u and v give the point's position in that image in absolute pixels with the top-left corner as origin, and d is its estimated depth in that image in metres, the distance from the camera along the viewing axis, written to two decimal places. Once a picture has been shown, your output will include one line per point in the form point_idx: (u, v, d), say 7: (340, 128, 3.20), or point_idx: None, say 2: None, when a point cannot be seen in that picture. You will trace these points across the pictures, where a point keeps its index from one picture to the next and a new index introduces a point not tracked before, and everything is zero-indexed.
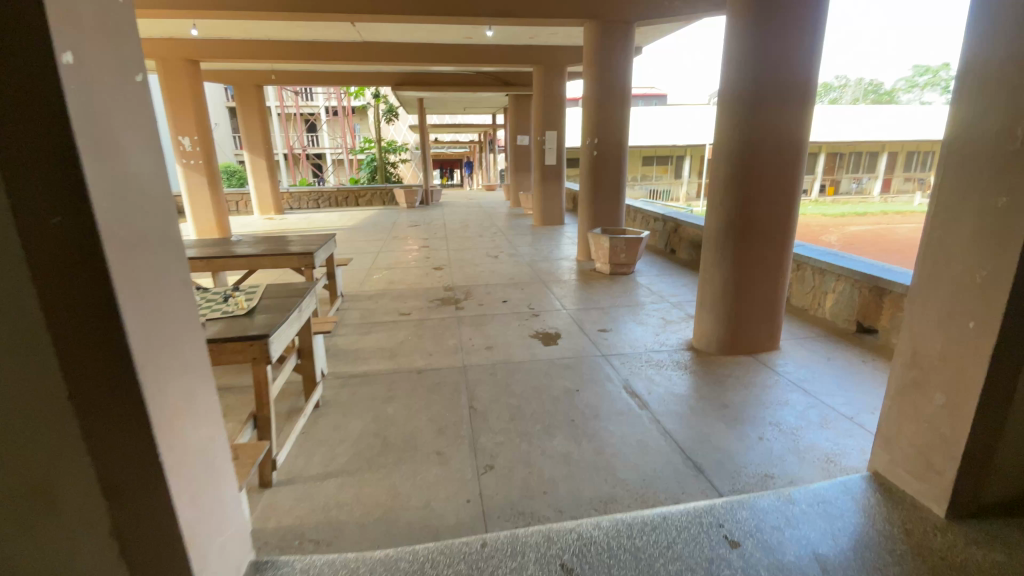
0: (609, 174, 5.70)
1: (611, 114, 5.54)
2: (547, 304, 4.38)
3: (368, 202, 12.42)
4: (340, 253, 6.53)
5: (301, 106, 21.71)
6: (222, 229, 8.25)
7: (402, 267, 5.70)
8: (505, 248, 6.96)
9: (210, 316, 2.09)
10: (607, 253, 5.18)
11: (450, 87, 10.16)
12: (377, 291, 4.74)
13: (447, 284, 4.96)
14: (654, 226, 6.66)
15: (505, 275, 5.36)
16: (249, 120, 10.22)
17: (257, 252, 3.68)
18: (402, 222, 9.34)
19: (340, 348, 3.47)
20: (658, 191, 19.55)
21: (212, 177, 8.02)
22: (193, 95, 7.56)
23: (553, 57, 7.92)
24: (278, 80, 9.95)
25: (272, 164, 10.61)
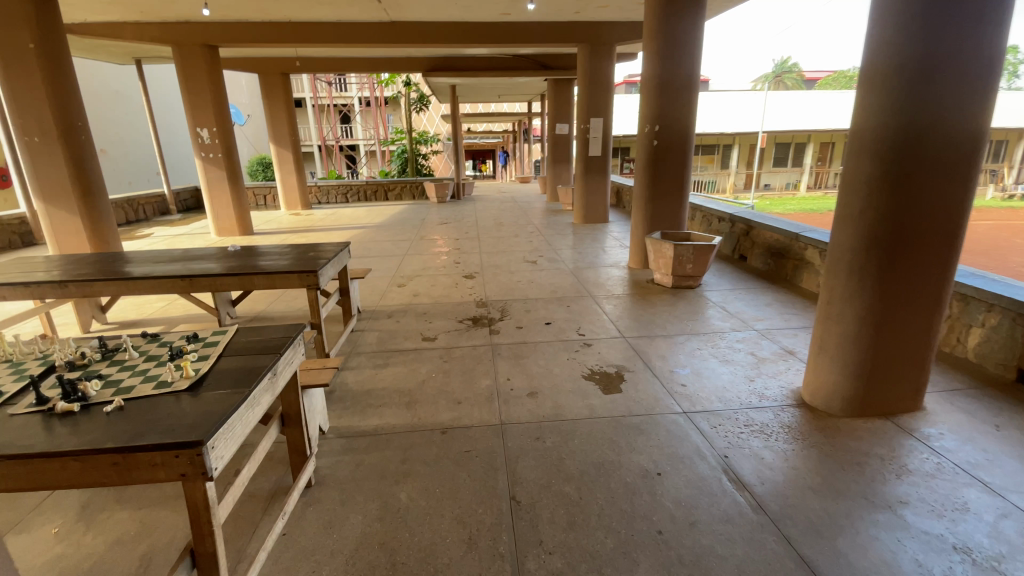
0: (671, 166, 4.83)
1: (676, 95, 4.68)
2: (601, 327, 3.59)
3: (397, 196, 11.82)
4: (363, 256, 5.91)
5: (334, 97, 21.39)
6: (243, 227, 7.78)
7: (430, 276, 4.99)
8: (546, 252, 6.16)
9: (132, 395, 1.42)
10: (670, 263, 4.34)
11: (484, 73, 9.37)
12: (398, 307, 4.05)
13: (480, 299, 4.22)
14: (718, 227, 5.74)
15: (547, 287, 4.59)
16: (275, 111, 9.76)
17: (254, 267, 3.01)
18: (432, 219, 8.67)
19: (348, 389, 2.79)
20: (703, 182, 18.24)
21: (232, 172, 7.54)
22: (213, 84, 7.06)
23: (601, 36, 7.03)
24: (304, 68, 9.40)
25: (298, 157, 10.11)
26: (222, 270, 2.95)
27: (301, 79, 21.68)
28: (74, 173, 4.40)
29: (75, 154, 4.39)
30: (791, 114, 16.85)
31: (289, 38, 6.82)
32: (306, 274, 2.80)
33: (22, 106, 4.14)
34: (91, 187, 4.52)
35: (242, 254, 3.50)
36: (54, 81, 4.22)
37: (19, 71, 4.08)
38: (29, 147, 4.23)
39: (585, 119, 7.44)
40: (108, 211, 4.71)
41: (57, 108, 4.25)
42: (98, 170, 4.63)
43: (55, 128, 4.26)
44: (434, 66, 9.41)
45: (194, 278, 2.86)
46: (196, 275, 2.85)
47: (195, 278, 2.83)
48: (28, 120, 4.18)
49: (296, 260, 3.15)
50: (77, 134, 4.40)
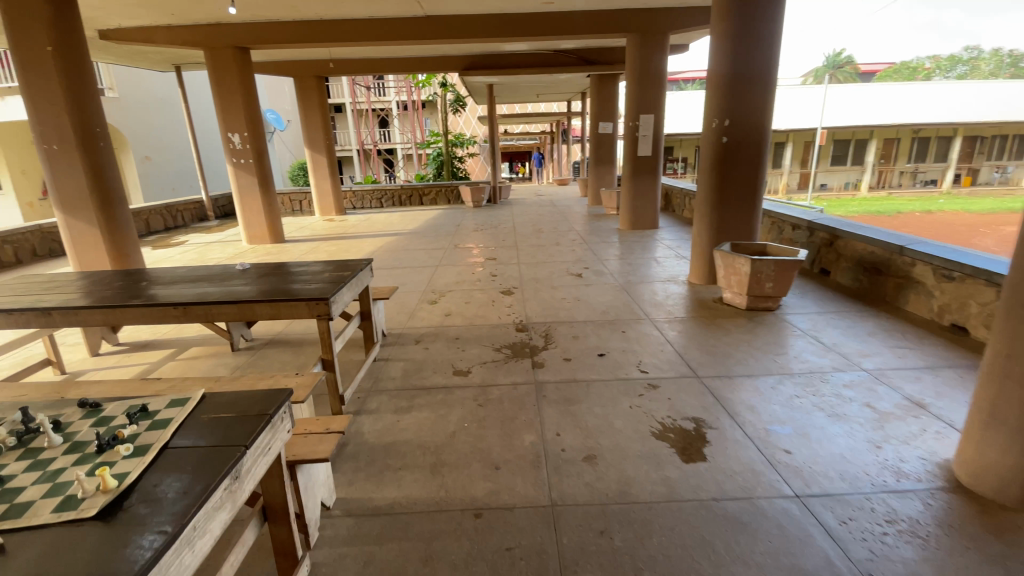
0: (743, 167, 4.15)
1: (751, 84, 4.03)
2: (667, 361, 2.98)
3: (432, 200, 11.47)
4: (394, 268, 5.48)
5: (373, 101, 21.41)
6: (274, 235, 7.51)
7: (464, 291, 4.49)
8: (591, 262, 5.57)
9: (22, 522, 0.93)
10: (746, 282, 3.69)
11: (524, 70, 8.86)
12: (428, 331, 3.57)
13: (519, 321, 3.68)
14: (794, 236, 5.01)
15: (597, 306, 4.00)
16: (310, 115, 9.57)
17: (260, 290, 2.56)
18: (467, 225, 8.23)
19: (364, 442, 2.30)
20: None
21: (264, 178, 7.29)
22: (244, 87, 6.82)
23: (653, 23, 6.38)
24: (338, 70, 9.14)
25: (332, 161, 9.87)
26: (223, 294, 2.50)
27: (340, 84, 21.82)
28: (92, 182, 4.11)
29: (94, 162, 4.10)
30: (852, 110, 15.61)
31: (321, 37, 6.48)
32: (314, 301, 2.33)
33: (40, 112, 3.88)
34: (110, 196, 4.23)
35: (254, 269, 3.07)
36: (72, 84, 3.92)
37: (37, 75, 3.81)
38: (47, 155, 3.98)
39: (634, 116, 6.80)
40: (130, 222, 4.42)
41: (76, 114, 3.96)
42: (120, 179, 4.34)
43: (73, 135, 3.97)
44: (471, 65, 8.97)
45: (189, 306, 2.42)
46: (190, 302, 2.40)
47: (189, 305, 2.39)
48: (47, 127, 3.92)
49: (309, 281, 2.69)
50: (96, 141, 4.10)
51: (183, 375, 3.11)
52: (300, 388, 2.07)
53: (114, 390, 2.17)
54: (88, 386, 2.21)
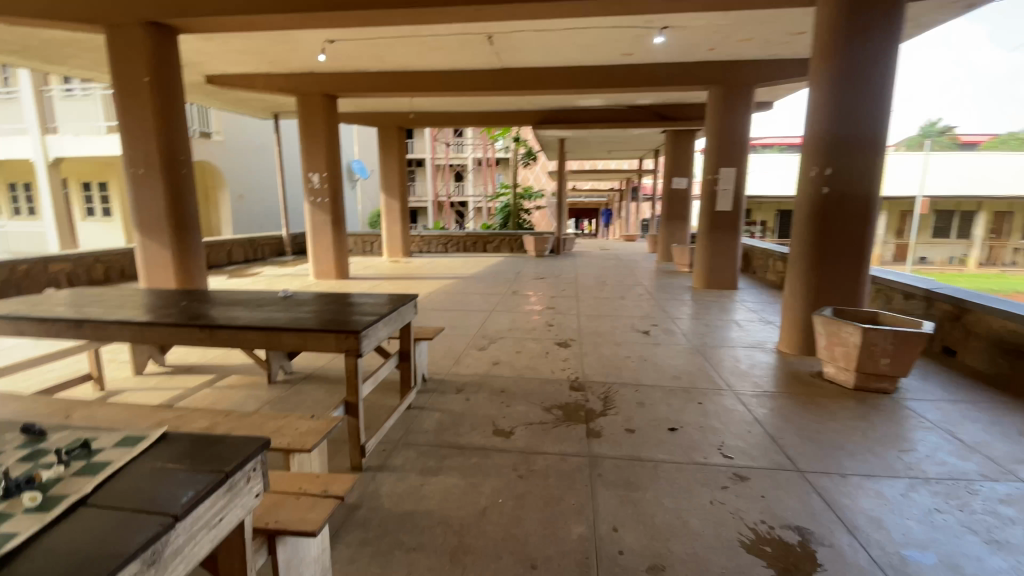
0: (848, 223, 3.61)
1: (859, 131, 3.54)
2: (756, 446, 2.41)
3: (496, 248, 11.42)
4: (448, 311, 5.25)
5: (449, 156, 22.47)
6: (339, 272, 7.57)
7: (516, 339, 4.12)
8: (659, 319, 5.05)
9: None
10: (855, 355, 3.06)
11: (596, 124, 8.80)
12: (473, 379, 3.20)
13: (575, 378, 3.23)
14: (908, 306, 4.25)
15: (666, 369, 3.48)
16: (387, 162, 9.98)
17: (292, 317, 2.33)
18: (528, 274, 7.96)
19: (379, 506, 1.92)
20: None
21: (336, 217, 7.47)
22: (328, 131, 7.15)
23: (736, 76, 6.08)
24: (417, 120, 9.53)
25: (403, 205, 10.13)
26: (252, 319, 2.29)
27: (422, 139, 23.19)
28: (169, 206, 4.29)
29: (174, 187, 4.30)
30: (959, 178, 14.19)
31: (401, 85, 6.73)
32: (344, 334, 2.03)
33: (134, 138, 4.18)
34: (185, 220, 4.39)
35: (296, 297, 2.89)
36: (164, 113, 4.20)
37: (134, 104, 4.14)
38: (133, 177, 4.24)
39: (713, 169, 6.38)
40: (200, 246, 4.56)
41: (164, 141, 4.21)
42: (196, 205, 4.52)
43: (158, 160, 4.21)
44: (544, 118, 9.05)
45: (216, 329, 2.19)
46: (217, 325, 2.17)
47: (214, 329, 2.16)
48: (137, 151, 4.19)
49: (345, 312, 2.44)
50: (178, 166, 4.32)
51: (212, 404, 2.92)
52: (309, 435, 1.76)
53: (119, 414, 1.97)
54: (97, 407, 2.03)
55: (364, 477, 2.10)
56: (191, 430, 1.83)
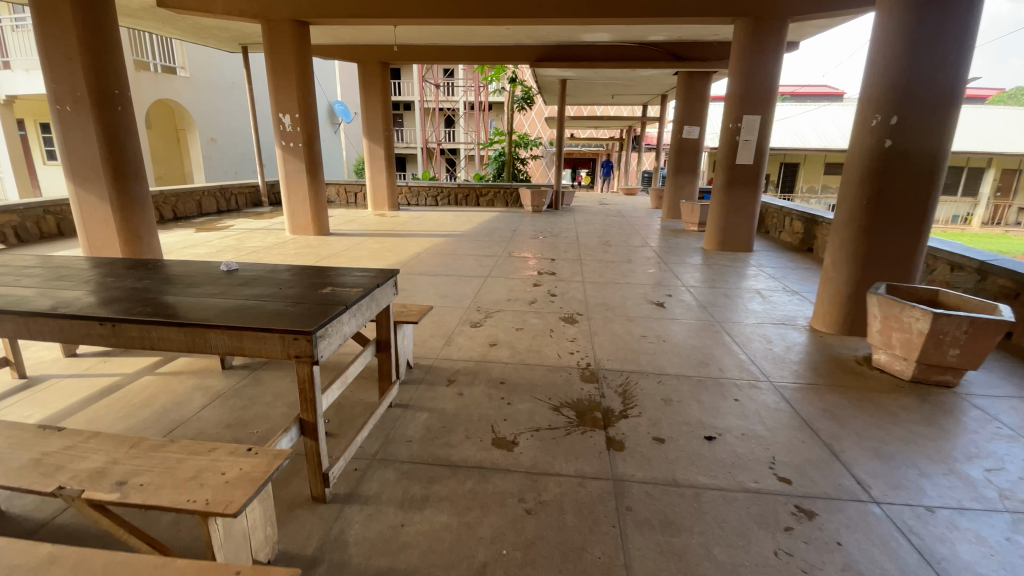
0: (910, 184, 3.05)
1: (936, 70, 2.91)
2: (815, 465, 1.97)
3: (489, 202, 10.71)
4: (438, 275, 4.70)
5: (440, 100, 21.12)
6: (318, 227, 6.89)
7: (514, 313, 3.61)
8: (672, 288, 4.54)
9: None
10: (919, 344, 2.62)
11: (602, 64, 7.95)
12: (465, 367, 2.70)
13: (587, 365, 2.74)
14: (956, 278, 3.79)
15: (691, 352, 3.00)
16: (371, 104, 9.06)
17: (230, 304, 1.77)
18: (525, 231, 7.38)
19: (342, 562, 1.45)
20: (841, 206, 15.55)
21: (313, 165, 6.69)
22: (300, 63, 6.27)
23: (768, 7, 5.30)
24: (401, 55, 8.56)
25: (389, 153, 9.31)
26: (175, 307, 1.73)
27: (410, 81, 21.71)
28: (105, 153, 3.58)
29: (110, 129, 3.57)
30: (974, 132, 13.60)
31: (382, 12, 5.82)
32: (292, 335, 1.48)
33: (54, 66, 3.38)
34: (126, 170, 3.69)
35: (247, 269, 2.31)
36: (90, 36, 3.39)
37: (50, 23, 3.32)
38: (60, 117, 3.48)
39: (735, 117, 5.71)
40: (149, 200, 3.90)
41: (93, 71, 3.44)
42: (140, 150, 3.81)
43: (87, 95, 3.45)
44: (544, 55, 8.13)
45: (121, 323, 1.62)
46: (120, 317, 1.59)
47: (117, 323, 1.59)
48: (60, 84, 3.42)
49: (304, 293, 1.89)
50: (113, 103, 3.56)
51: (149, 400, 2.41)
52: (238, 485, 1.26)
53: None
54: None
55: (327, 514, 1.63)
56: (77, 474, 1.32)
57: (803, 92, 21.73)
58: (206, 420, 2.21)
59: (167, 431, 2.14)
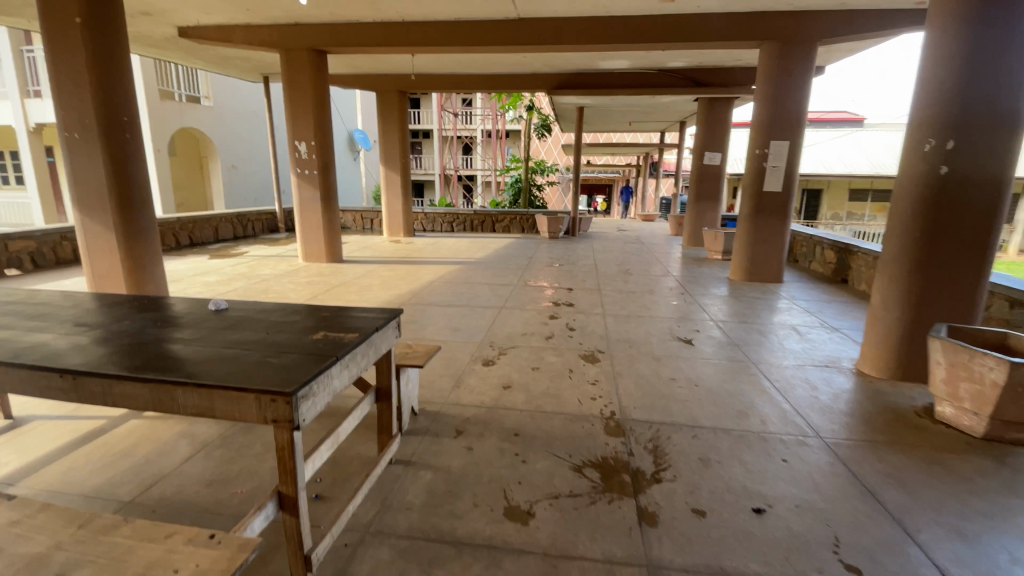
0: (969, 215, 2.76)
1: (996, 91, 2.66)
2: (887, 549, 1.65)
3: (506, 228, 10.57)
4: (451, 306, 4.48)
5: (458, 128, 21.40)
6: (332, 254, 6.76)
7: (530, 350, 3.35)
8: (699, 322, 4.24)
9: None
10: (992, 396, 2.30)
11: (621, 91, 7.84)
12: (476, 414, 2.44)
13: (612, 414, 2.46)
14: (1017, 316, 3.44)
15: (727, 399, 2.70)
16: (388, 131, 9.07)
17: (207, 350, 1.56)
18: (542, 259, 7.17)
19: None
20: (867, 233, 15.11)
21: (328, 193, 6.61)
22: (317, 91, 6.26)
23: (795, 31, 5.13)
24: (419, 84, 8.58)
25: (406, 180, 9.28)
26: (146, 354, 1.52)
27: (429, 110, 22.07)
28: (112, 180, 3.49)
29: (117, 156, 3.48)
30: None
31: (399, 41, 5.80)
32: (269, 397, 1.26)
33: (65, 93, 3.32)
34: (132, 197, 3.59)
35: (239, 306, 2.11)
36: (101, 63, 3.33)
37: (62, 51, 3.26)
38: (68, 144, 3.40)
39: (762, 142, 5.49)
40: (154, 227, 3.79)
41: (103, 98, 3.36)
42: (148, 177, 3.71)
43: (96, 122, 3.37)
44: (562, 83, 8.07)
45: (83, 375, 1.39)
46: (81, 370, 1.37)
47: (77, 376, 1.37)
48: (70, 111, 3.35)
49: (294, 337, 1.67)
50: (121, 130, 3.47)
51: (131, 448, 2.17)
52: None
53: None
54: None
55: None
56: (5, 566, 1.10)
57: (823, 118, 21.52)
58: (187, 475, 1.97)
59: (131, 498, 1.81)
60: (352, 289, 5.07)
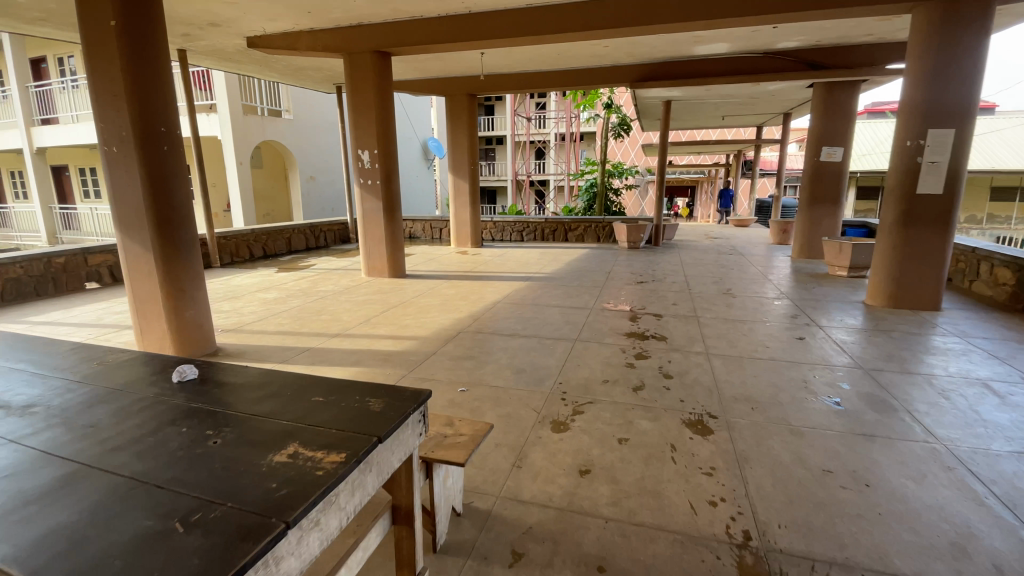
0: None
1: None
2: None
3: (579, 237, 9.76)
4: (516, 335, 3.79)
5: (531, 132, 20.89)
6: (394, 269, 6.34)
7: (613, 406, 2.59)
8: (838, 369, 3.22)
9: None
10: None
11: (716, 80, 6.81)
12: (543, 525, 1.72)
13: (745, 540, 1.65)
14: None
15: (923, 518, 1.78)
16: (457, 136, 8.64)
17: (111, 480, 0.97)
18: (621, 274, 6.32)
19: None
20: (1013, 239, 12.59)
21: (391, 204, 6.22)
22: (380, 97, 5.89)
23: None
24: (489, 85, 8.05)
25: (474, 188, 8.82)
26: (24, 485, 0.97)
27: (502, 116, 21.76)
28: (150, 199, 3.20)
29: (155, 170, 3.19)
30: None
31: (466, 35, 5.25)
32: None
33: (104, 105, 3.09)
34: (173, 215, 3.30)
35: (218, 369, 1.53)
36: (137, 69, 3.05)
37: (100, 59, 3.02)
38: (107, 158, 3.17)
39: (916, 132, 4.31)
40: (197, 246, 3.49)
41: (139, 107, 3.08)
42: (190, 192, 3.41)
43: (132, 134, 3.08)
44: (646, 75, 7.18)
45: None
46: None
47: None
48: (109, 123, 3.11)
49: (252, 449, 1.04)
50: (158, 142, 3.17)
51: None
52: None
53: None
54: None
55: None
56: None
57: None
58: None
59: None
60: (409, 310, 4.56)
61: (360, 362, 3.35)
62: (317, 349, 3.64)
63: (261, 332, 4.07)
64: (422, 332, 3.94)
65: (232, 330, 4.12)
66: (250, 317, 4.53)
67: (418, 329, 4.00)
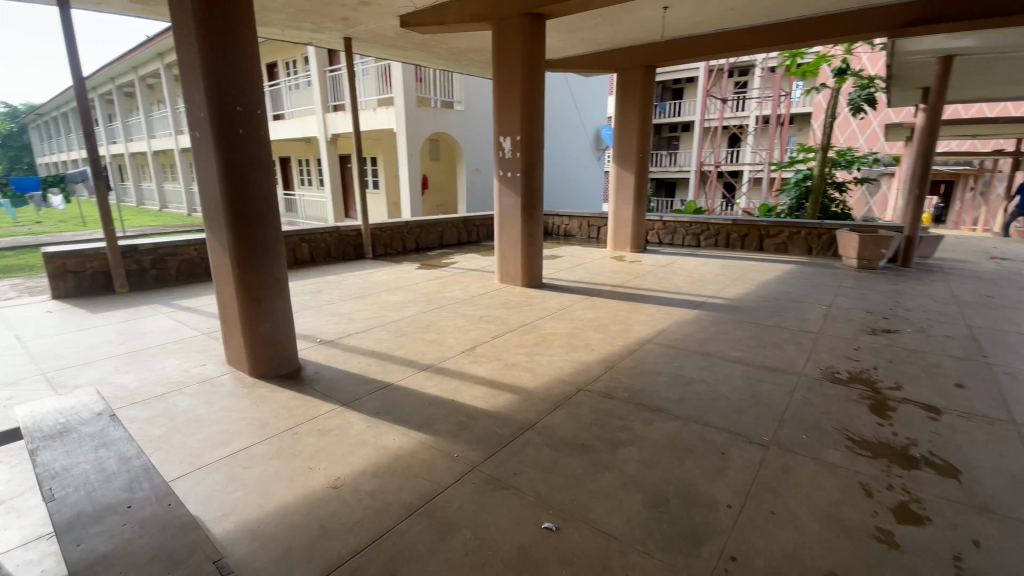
0: None
1: None
2: None
3: (778, 246, 7.57)
4: (667, 414, 2.41)
5: (726, 116, 18.03)
6: (529, 276, 5.38)
7: None
8: None
9: None
10: None
11: None
12: None
13: None
14: None
15: None
16: (625, 120, 7.27)
17: None
18: (846, 309, 4.32)
19: None
20: None
21: (531, 199, 5.26)
22: (528, 73, 4.92)
23: None
24: (670, 54, 6.50)
25: (641, 181, 7.37)
26: None
27: (692, 99, 19.25)
28: (227, 192, 2.73)
29: (232, 159, 2.70)
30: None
31: None
32: None
33: (189, 84, 2.69)
34: (250, 211, 2.80)
35: None
36: (213, 36, 2.56)
37: (182, 28, 2.62)
38: (193, 145, 2.78)
39: None
40: (279, 249, 2.98)
41: (214, 83, 2.60)
42: (274, 184, 2.88)
43: (208, 116, 2.63)
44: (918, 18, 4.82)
45: None
46: None
47: None
48: (192, 104, 2.71)
49: None
50: (234, 125, 2.67)
51: None
52: None
53: None
54: None
55: None
56: None
57: None
58: None
59: None
60: (525, 342, 3.49)
61: (432, 423, 2.40)
62: (394, 388, 2.81)
63: (352, 349, 3.44)
64: (529, 382, 2.84)
65: (326, 343, 3.58)
66: (356, 326, 3.99)
67: (527, 376, 2.91)
